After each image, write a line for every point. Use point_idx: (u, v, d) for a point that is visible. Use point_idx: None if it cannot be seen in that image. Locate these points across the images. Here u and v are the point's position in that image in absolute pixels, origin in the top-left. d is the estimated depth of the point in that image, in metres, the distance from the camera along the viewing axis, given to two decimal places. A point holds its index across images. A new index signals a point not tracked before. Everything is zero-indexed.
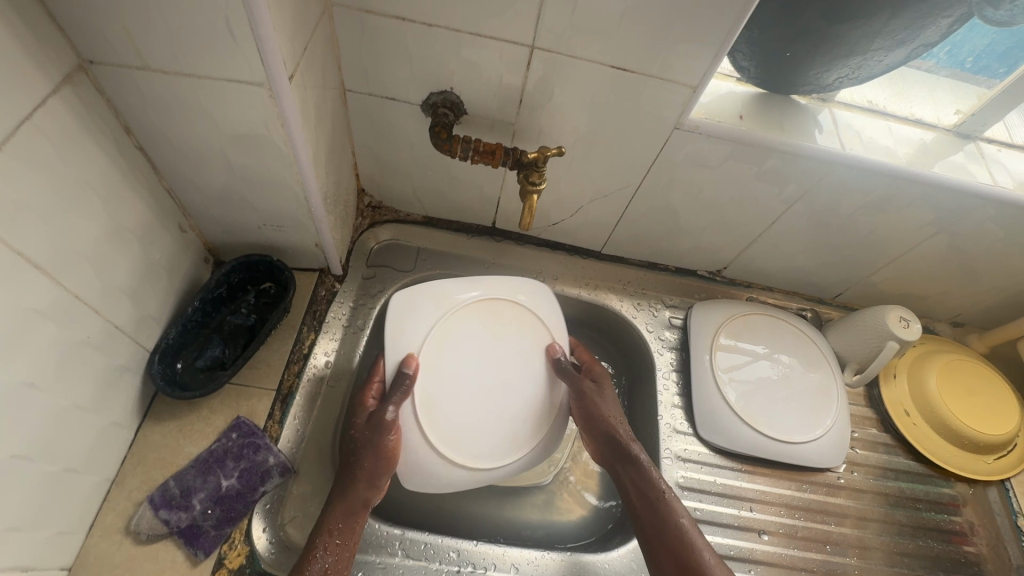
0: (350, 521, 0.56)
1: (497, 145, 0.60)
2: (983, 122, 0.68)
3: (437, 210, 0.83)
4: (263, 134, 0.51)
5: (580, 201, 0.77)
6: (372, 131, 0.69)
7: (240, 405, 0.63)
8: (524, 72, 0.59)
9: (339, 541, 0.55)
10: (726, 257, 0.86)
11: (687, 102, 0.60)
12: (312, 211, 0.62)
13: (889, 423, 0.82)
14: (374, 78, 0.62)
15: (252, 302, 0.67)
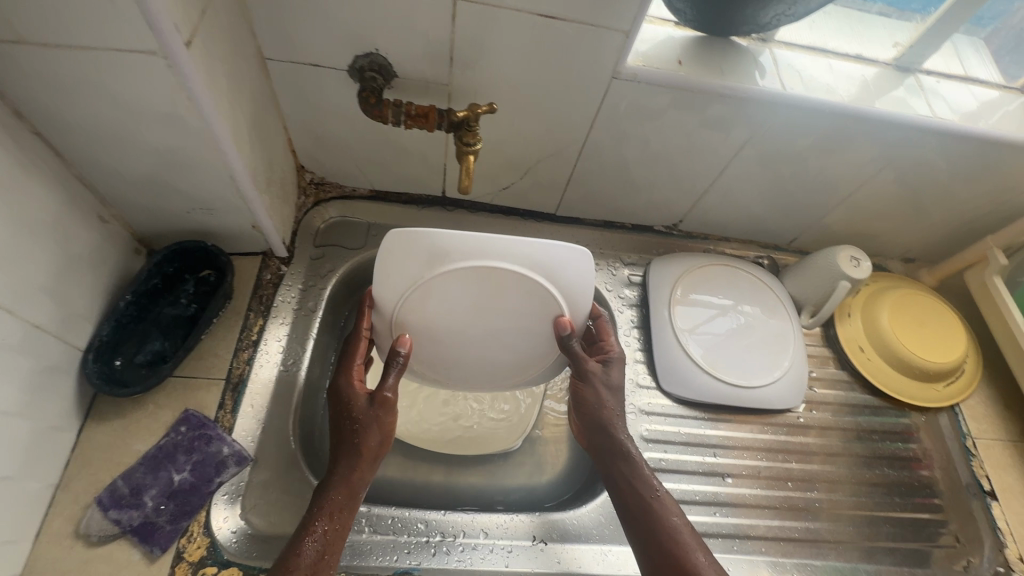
0: (346, 511, 0.54)
1: (430, 107, 0.57)
2: (921, 54, 0.69)
3: (384, 183, 0.80)
4: (169, 108, 0.48)
5: (528, 162, 0.75)
6: (301, 102, 0.66)
7: (188, 397, 0.61)
8: (451, 27, 0.56)
9: (334, 527, 0.53)
10: (681, 210, 0.86)
11: (622, 49, 0.58)
12: (242, 190, 0.59)
13: (845, 361, 0.84)
14: (293, 43, 0.58)
15: (191, 291, 0.65)
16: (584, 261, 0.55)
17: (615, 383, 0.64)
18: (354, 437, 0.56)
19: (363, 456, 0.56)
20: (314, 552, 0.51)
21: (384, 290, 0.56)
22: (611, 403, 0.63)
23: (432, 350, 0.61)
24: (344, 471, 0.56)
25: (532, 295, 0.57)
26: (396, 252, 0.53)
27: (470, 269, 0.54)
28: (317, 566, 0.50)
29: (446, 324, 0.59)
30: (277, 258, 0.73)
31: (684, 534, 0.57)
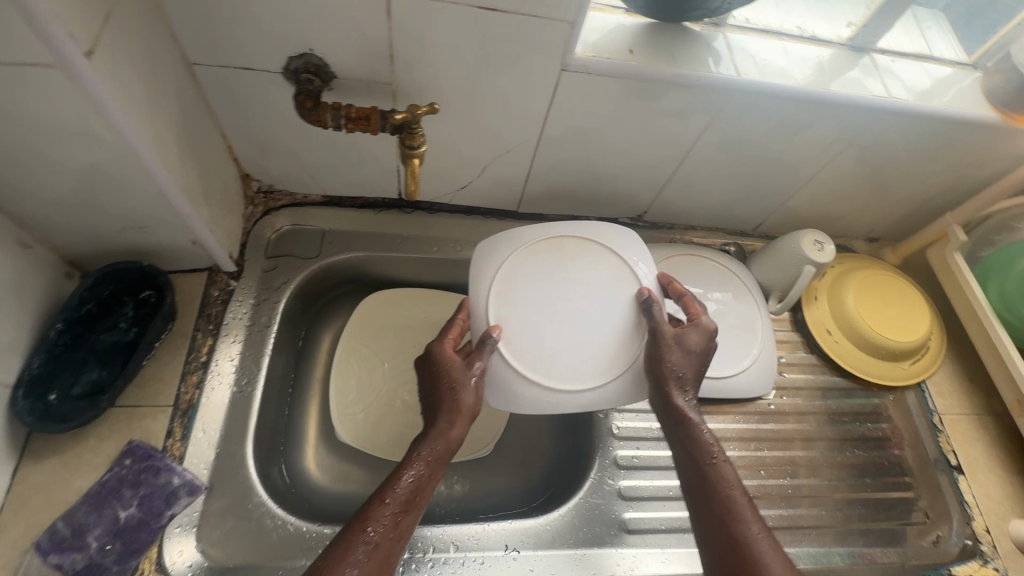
0: (444, 455, 0.55)
1: (371, 109, 0.55)
2: (875, 33, 0.68)
3: (337, 188, 0.77)
4: (79, 124, 0.44)
5: (483, 160, 0.72)
6: (236, 109, 0.62)
7: (133, 427, 0.58)
8: (387, 24, 0.53)
9: (428, 469, 0.54)
10: (644, 201, 0.84)
11: (569, 40, 0.55)
12: (175, 206, 0.55)
13: (813, 344, 0.84)
14: (220, 46, 0.54)
15: (131, 315, 0.61)
16: (629, 235, 0.66)
17: (692, 346, 0.61)
18: (453, 391, 0.57)
19: (461, 413, 0.57)
20: (408, 488, 0.52)
21: (474, 283, 0.63)
22: (677, 368, 0.60)
23: (526, 340, 0.60)
24: (444, 424, 0.56)
25: (602, 266, 0.64)
26: (485, 250, 0.64)
27: (541, 249, 0.64)
28: (409, 502, 0.52)
29: (534, 310, 0.61)
30: (225, 273, 0.69)
31: (738, 505, 0.55)
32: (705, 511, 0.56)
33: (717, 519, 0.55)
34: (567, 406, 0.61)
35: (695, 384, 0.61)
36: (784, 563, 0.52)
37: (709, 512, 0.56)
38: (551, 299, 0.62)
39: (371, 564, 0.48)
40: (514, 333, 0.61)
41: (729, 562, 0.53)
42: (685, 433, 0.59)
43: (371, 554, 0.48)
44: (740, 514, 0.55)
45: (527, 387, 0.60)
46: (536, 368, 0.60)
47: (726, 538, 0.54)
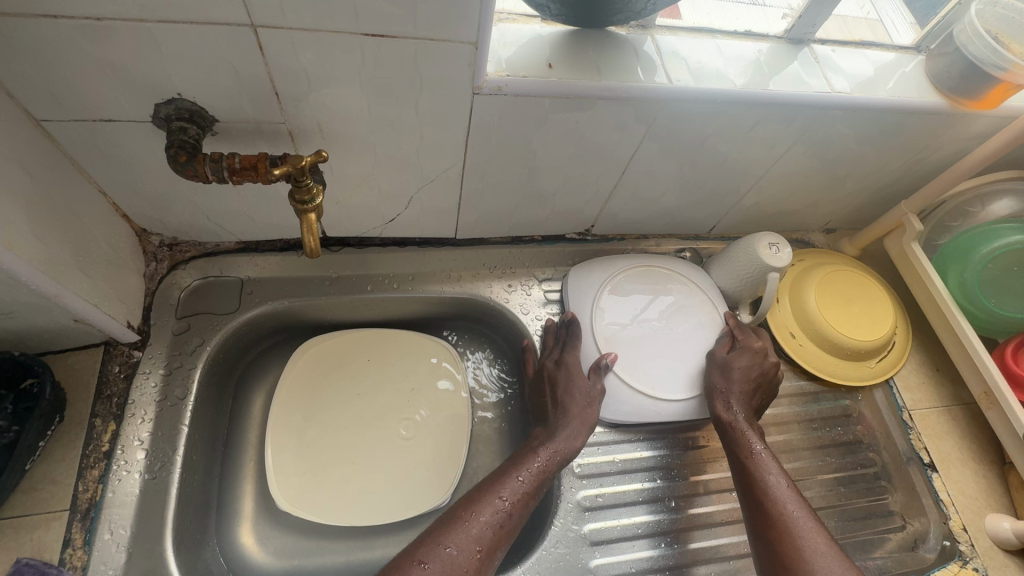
0: (569, 455, 0.63)
1: (258, 157, 0.48)
2: (812, 24, 0.64)
3: (249, 234, 0.69)
4: None
5: (408, 191, 0.66)
6: (109, 165, 0.54)
7: (22, 540, 0.51)
8: (262, 60, 0.46)
9: (550, 465, 0.63)
10: (590, 214, 0.79)
11: (475, 61, 0.49)
12: (38, 288, 0.48)
13: (778, 348, 0.80)
14: (68, 99, 0.47)
15: (10, 411, 0.53)
16: (699, 274, 0.81)
17: (739, 368, 0.69)
18: (581, 409, 0.66)
19: (584, 424, 0.66)
20: (536, 475, 0.61)
21: (578, 302, 0.76)
22: (719, 378, 0.69)
23: (625, 352, 0.72)
24: (573, 433, 0.65)
25: (679, 295, 0.78)
26: (581, 276, 0.78)
27: (627, 276, 0.78)
28: (533, 488, 0.60)
29: (628, 325, 0.75)
30: (125, 344, 0.62)
31: (784, 494, 0.59)
32: (753, 502, 0.60)
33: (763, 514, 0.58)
34: (656, 417, 0.70)
35: (745, 399, 0.68)
36: (831, 544, 0.54)
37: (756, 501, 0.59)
38: (639, 317, 0.75)
39: (498, 530, 0.56)
40: (613, 343, 0.73)
41: (776, 544, 0.56)
42: (731, 433, 0.65)
43: (499, 525, 0.57)
44: (786, 503, 0.58)
45: (632, 395, 0.70)
46: (632, 377, 0.71)
47: (771, 524, 0.57)
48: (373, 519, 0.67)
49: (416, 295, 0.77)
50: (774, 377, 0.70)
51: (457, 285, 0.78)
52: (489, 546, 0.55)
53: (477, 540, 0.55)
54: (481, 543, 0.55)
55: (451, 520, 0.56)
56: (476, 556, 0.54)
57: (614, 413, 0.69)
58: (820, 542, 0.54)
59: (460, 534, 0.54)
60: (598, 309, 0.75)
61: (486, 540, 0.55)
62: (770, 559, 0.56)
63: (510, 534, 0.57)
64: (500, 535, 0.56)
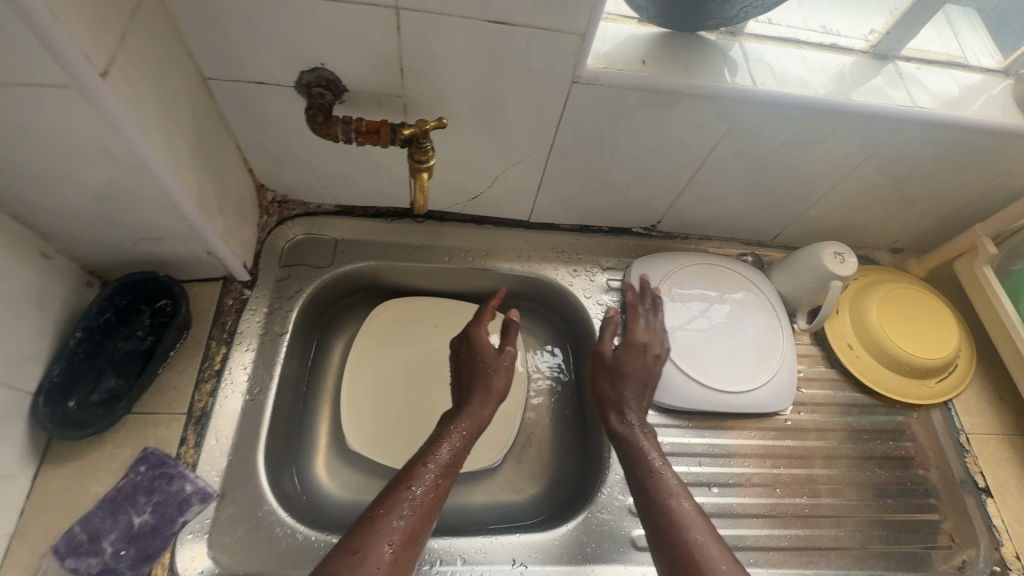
0: (476, 428, 0.65)
1: (382, 122, 0.55)
2: (899, 40, 0.66)
3: (348, 198, 0.77)
4: (98, 143, 0.45)
5: (495, 170, 0.72)
6: (250, 122, 0.63)
7: (148, 434, 0.59)
8: (397, 38, 0.53)
9: (462, 444, 0.64)
10: (659, 209, 0.83)
11: (580, 51, 0.55)
12: (190, 218, 0.56)
13: (834, 358, 0.82)
14: (235, 62, 0.55)
15: (148, 323, 0.63)
16: (760, 279, 0.84)
17: (629, 373, 0.70)
18: (485, 378, 0.70)
19: (491, 395, 0.69)
20: (447, 456, 0.61)
21: (640, 292, 0.80)
22: (608, 386, 0.70)
23: (683, 344, 0.76)
24: (478, 405, 0.68)
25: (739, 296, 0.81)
26: (644, 267, 0.82)
27: (688, 272, 0.82)
28: (446, 469, 0.60)
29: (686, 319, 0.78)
30: (239, 282, 0.71)
31: (691, 518, 0.56)
32: (662, 531, 0.56)
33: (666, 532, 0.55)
34: (709, 408, 0.73)
35: (636, 404, 0.68)
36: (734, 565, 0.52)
37: (666, 529, 0.56)
38: (698, 311, 0.79)
39: (413, 519, 0.54)
40: (671, 331, 0.77)
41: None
42: (638, 460, 0.63)
43: (412, 512, 0.54)
44: (693, 527, 0.55)
45: (686, 383, 0.73)
46: (689, 367, 0.74)
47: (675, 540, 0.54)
48: None
49: (487, 270, 0.83)
50: (655, 371, 0.72)
51: (525, 265, 0.83)
52: (405, 537, 0.52)
53: (390, 532, 0.52)
54: (394, 535, 0.52)
55: (363, 523, 0.52)
56: (388, 550, 0.50)
57: (669, 398, 0.73)
58: (725, 565, 0.51)
59: (374, 533, 0.51)
60: (659, 300, 0.79)
61: (399, 532, 0.52)
62: None
63: (425, 523, 0.55)
64: (415, 522, 0.54)
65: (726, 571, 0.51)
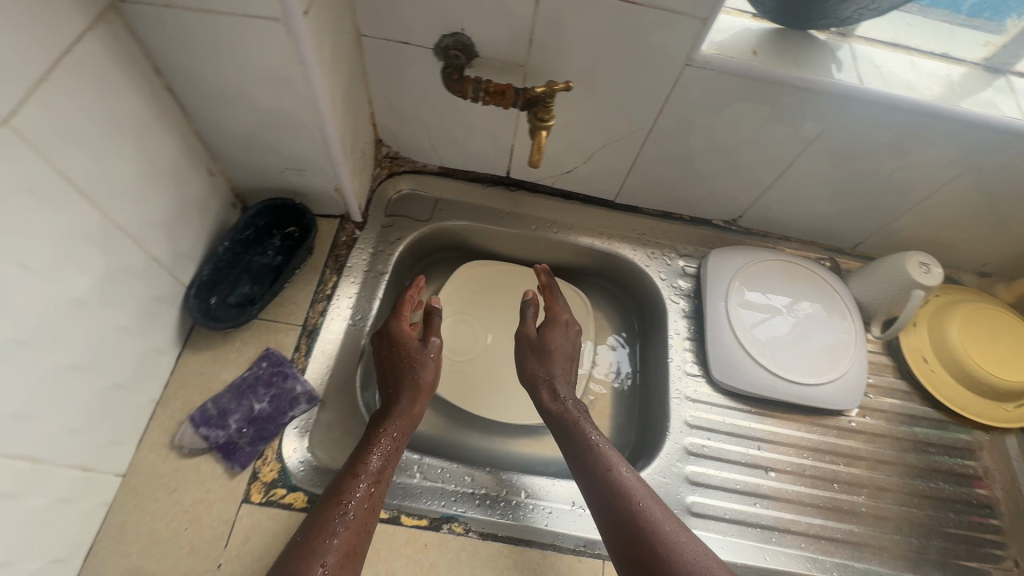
0: (407, 429, 0.61)
1: (507, 85, 0.61)
2: (1015, 54, 0.67)
3: (453, 160, 0.85)
4: (282, 73, 0.53)
5: (593, 147, 0.78)
6: (386, 78, 0.71)
7: (269, 338, 0.68)
8: (534, 10, 0.59)
9: (394, 445, 0.60)
10: (742, 204, 0.85)
11: (699, 35, 0.59)
12: (331, 154, 0.65)
13: (905, 370, 0.82)
14: (388, 23, 0.63)
15: (278, 245, 0.71)
16: (837, 283, 0.85)
17: (555, 351, 0.73)
18: (412, 374, 0.65)
19: (421, 390, 0.65)
20: (378, 463, 0.57)
21: (715, 278, 0.82)
22: (539, 367, 0.72)
23: (755, 332, 0.78)
24: (407, 402, 0.64)
25: (814, 295, 0.82)
26: (722, 256, 0.84)
27: (764, 266, 0.84)
28: (380, 476, 0.57)
29: (760, 311, 0.80)
30: (353, 223, 0.79)
31: (633, 487, 0.59)
32: (612, 525, 0.57)
33: (616, 519, 0.57)
34: (775, 396, 0.75)
35: (565, 379, 0.72)
36: (677, 526, 0.56)
37: (612, 518, 0.57)
38: (772, 304, 0.81)
39: (349, 534, 0.52)
40: (743, 318, 0.79)
41: (634, 547, 0.55)
42: (583, 449, 0.63)
43: (346, 527, 0.52)
44: (635, 499, 0.57)
45: (755, 369, 0.76)
46: (760, 354, 0.77)
47: (623, 521, 0.56)
48: (501, 415, 0.79)
49: (568, 243, 0.88)
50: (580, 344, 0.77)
51: (605, 242, 0.87)
52: (345, 550, 0.51)
53: (323, 552, 0.50)
54: (329, 554, 0.50)
55: (292, 551, 0.50)
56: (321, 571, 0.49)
57: (737, 380, 0.75)
58: (669, 527, 0.55)
59: (305, 562, 0.49)
60: (735, 288, 0.81)
61: (334, 550, 0.50)
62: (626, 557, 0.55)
63: (366, 529, 0.53)
64: (351, 537, 0.52)
65: (670, 531, 0.55)
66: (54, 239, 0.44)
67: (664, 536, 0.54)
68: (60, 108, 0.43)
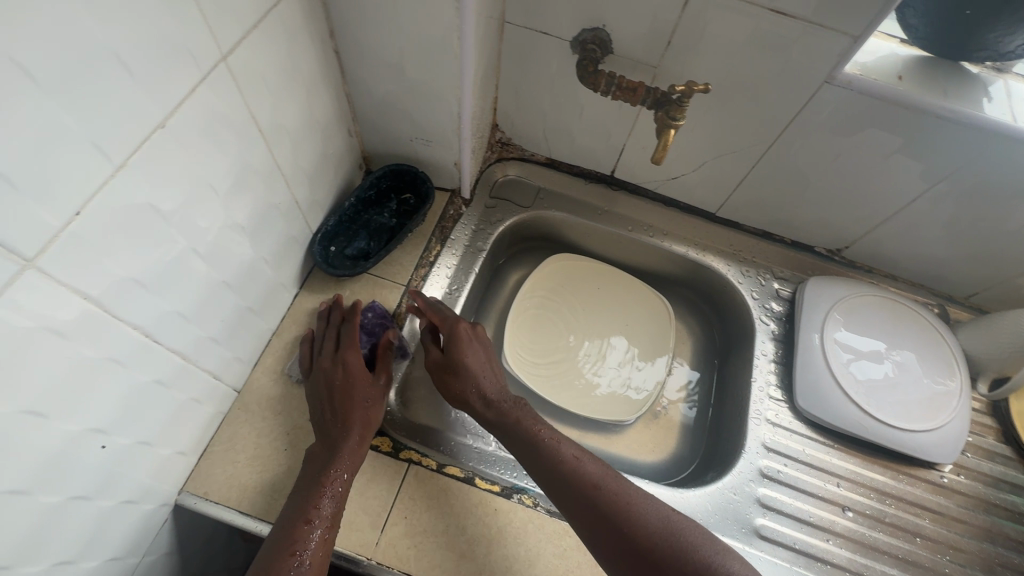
0: (357, 466, 0.57)
1: (640, 83, 0.63)
2: None
3: (562, 153, 0.87)
4: (439, 46, 0.57)
5: (706, 156, 0.78)
6: (518, 65, 0.75)
7: (375, 292, 0.73)
8: (680, 13, 0.61)
9: (346, 486, 0.56)
10: (851, 235, 0.83)
11: (846, 54, 0.58)
12: (461, 129, 0.69)
13: (1011, 435, 0.76)
14: (534, 12, 0.66)
15: (394, 208, 0.76)
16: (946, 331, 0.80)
17: (468, 365, 0.64)
18: (367, 412, 0.60)
19: (371, 425, 0.60)
20: (331, 506, 0.54)
21: (813, 306, 0.80)
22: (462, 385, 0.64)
23: (851, 368, 0.76)
24: (356, 439, 0.58)
25: (918, 340, 0.78)
26: (822, 284, 0.82)
27: (865, 301, 0.81)
28: (333, 520, 0.53)
29: (858, 347, 0.77)
30: (461, 199, 0.83)
31: (589, 469, 0.57)
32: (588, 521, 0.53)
33: (581, 507, 0.54)
34: (866, 436, 0.72)
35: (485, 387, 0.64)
36: (643, 495, 0.55)
37: (576, 505, 0.54)
38: (871, 341, 0.78)
39: None
40: (838, 350, 0.77)
41: (606, 526, 0.53)
42: (529, 443, 0.59)
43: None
44: (592, 479, 0.55)
45: (846, 404, 0.73)
46: (853, 389, 0.74)
47: (588, 508, 0.54)
48: (574, 404, 0.81)
49: (662, 249, 0.88)
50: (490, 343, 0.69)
51: (700, 253, 0.87)
52: None
53: None
54: None
55: None
56: None
57: (824, 412, 0.73)
58: (634, 497, 0.55)
59: None
60: (832, 319, 0.79)
61: None
62: (601, 543, 0.53)
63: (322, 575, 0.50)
64: None
65: (637, 500, 0.54)
66: (235, 167, 0.50)
67: (632, 509, 0.53)
68: (261, 53, 0.48)
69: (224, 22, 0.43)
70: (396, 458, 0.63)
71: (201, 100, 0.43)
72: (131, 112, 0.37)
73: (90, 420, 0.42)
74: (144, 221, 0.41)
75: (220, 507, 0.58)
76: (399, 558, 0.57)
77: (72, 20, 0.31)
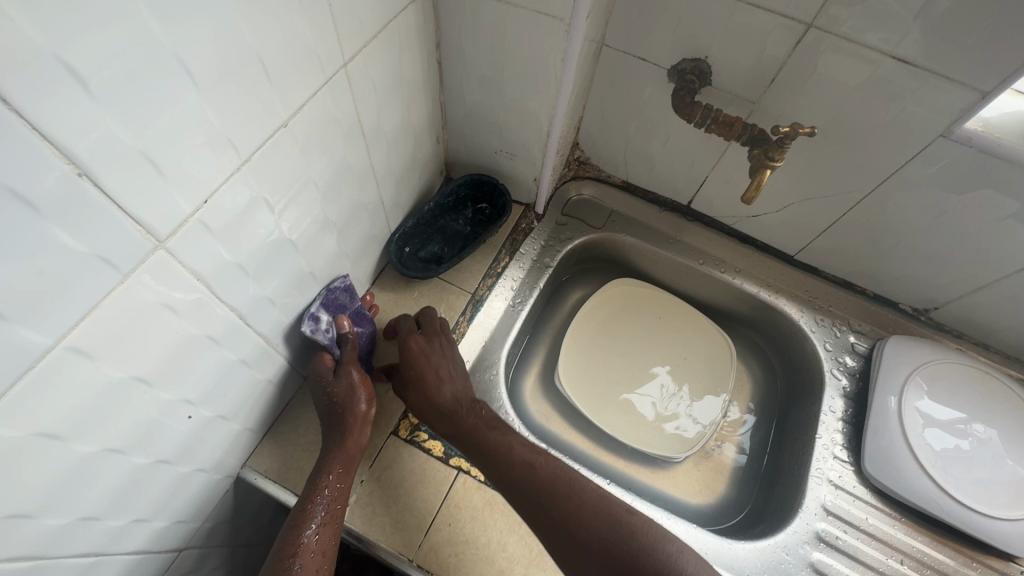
0: (347, 465, 0.56)
1: (738, 118, 0.62)
2: None
3: (640, 178, 0.87)
4: (539, 64, 0.58)
5: (794, 197, 0.75)
6: (609, 87, 0.74)
7: (442, 296, 0.74)
8: (789, 51, 0.59)
9: (340, 486, 0.55)
10: (943, 296, 0.77)
11: (970, 108, 0.54)
12: (547, 145, 0.69)
13: None
14: (635, 37, 0.66)
15: (470, 217, 0.78)
16: None
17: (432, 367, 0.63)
18: (339, 415, 0.58)
19: (354, 422, 0.58)
20: (324, 505, 0.53)
21: (892, 366, 0.75)
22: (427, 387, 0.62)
23: (927, 437, 0.70)
24: (340, 441, 0.57)
25: (1012, 419, 0.71)
26: (902, 344, 0.77)
27: (952, 369, 0.75)
28: (328, 518, 0.53)
29: (936, 415, 0.72)
30: (534, 213, 0.83)
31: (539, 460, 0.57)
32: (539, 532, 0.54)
33: (532, 495, 0.55)
34: (937, 510, 0.67)
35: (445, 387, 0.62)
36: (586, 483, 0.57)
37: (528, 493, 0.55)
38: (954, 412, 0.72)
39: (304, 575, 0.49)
40: (915, 418, 0.72)
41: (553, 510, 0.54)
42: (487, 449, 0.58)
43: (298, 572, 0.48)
44: (541, 469, 0.56)
45: (919, 475, 0.68)
46: (929, 462, 0.69)
47: (539, 495, 0.54)
48: (623, 434, 0.79)
49: (732, 287, 0.86)
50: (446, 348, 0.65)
51: (772, 294, 0.84)
52: None
53: None
54: None
55: None
56: None
57: (893, 482, 0.69)
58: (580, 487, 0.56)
59: None
60: (913, 382, 0.74)
61: None
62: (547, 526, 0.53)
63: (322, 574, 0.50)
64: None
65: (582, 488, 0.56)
66: (337, 166, 0.52)
67: (575, 496, 0.55)
68: (376, 61, 0.50)
69: (350, 32, 0.45)
70: (446, 463, 0.63)
71: (320, 103, 0.45)
72: (262, 112, 0.39)
73: (184, 392, 0.44)
74: (256, 212, 0.43)
75: (278, 486, 0.60)
76: (438, 564, 0.57)
77: (229, 28, 0.34)
